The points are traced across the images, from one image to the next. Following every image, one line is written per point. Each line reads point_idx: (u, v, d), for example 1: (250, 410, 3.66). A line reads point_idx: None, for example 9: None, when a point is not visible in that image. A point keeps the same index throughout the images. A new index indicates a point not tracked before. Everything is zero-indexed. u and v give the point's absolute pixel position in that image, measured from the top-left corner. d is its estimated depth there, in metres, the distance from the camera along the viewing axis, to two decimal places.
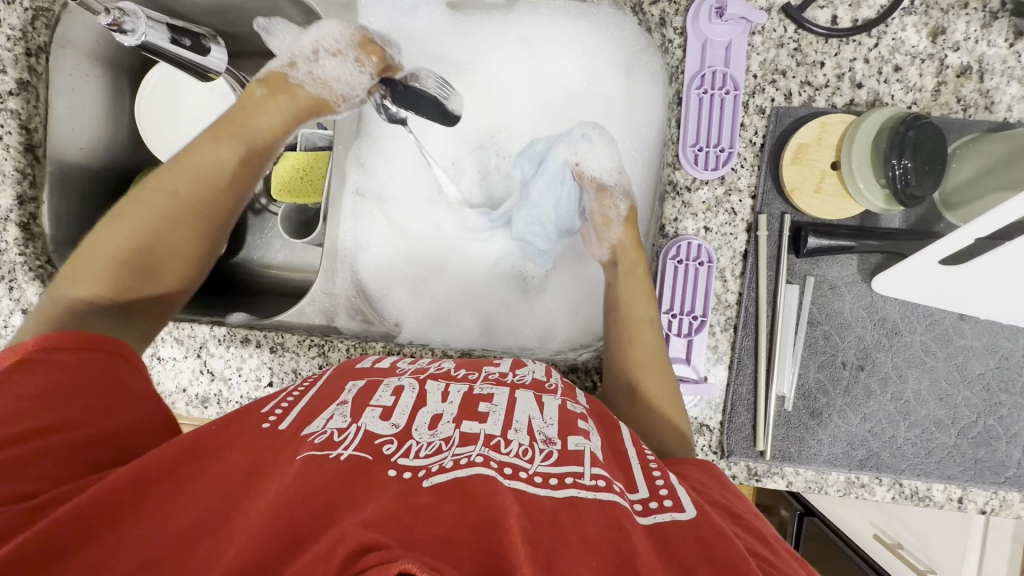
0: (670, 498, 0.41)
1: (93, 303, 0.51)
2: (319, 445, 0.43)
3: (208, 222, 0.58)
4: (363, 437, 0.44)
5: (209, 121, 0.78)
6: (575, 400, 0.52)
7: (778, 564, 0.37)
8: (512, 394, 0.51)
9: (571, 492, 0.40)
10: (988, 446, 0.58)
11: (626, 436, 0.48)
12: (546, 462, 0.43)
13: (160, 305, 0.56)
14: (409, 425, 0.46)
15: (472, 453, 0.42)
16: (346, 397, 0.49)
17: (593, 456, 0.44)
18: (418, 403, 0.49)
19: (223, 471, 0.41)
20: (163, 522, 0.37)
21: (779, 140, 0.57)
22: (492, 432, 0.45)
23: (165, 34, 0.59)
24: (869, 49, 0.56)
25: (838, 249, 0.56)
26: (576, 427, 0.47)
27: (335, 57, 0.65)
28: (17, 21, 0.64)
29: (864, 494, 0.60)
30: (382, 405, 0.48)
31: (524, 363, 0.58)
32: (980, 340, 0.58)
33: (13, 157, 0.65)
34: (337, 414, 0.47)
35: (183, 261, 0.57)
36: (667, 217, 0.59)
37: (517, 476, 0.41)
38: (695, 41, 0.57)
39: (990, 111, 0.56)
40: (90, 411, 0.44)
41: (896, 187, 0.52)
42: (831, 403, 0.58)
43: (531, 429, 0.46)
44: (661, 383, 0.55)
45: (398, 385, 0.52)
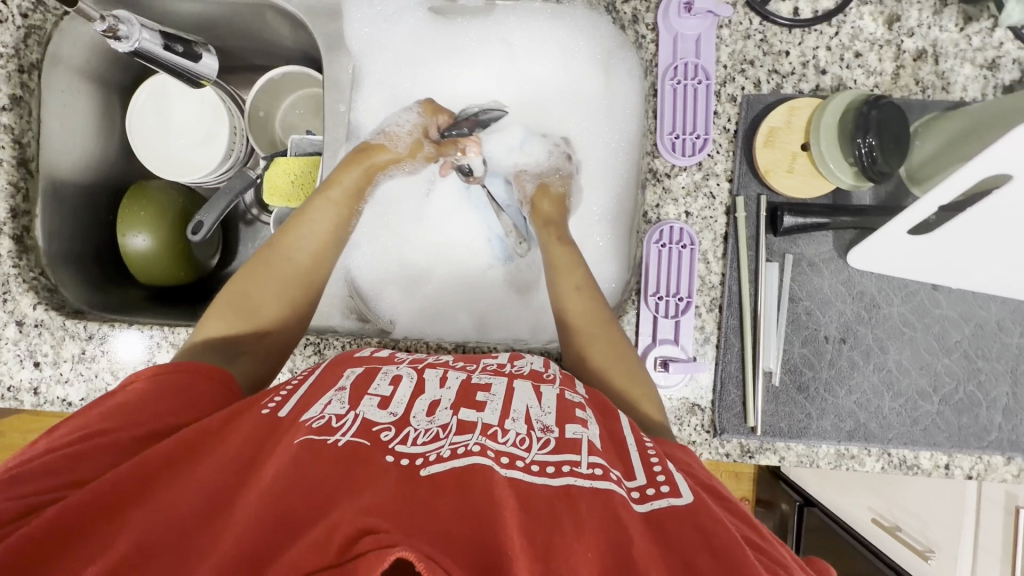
0: (667, 484, 0.42)
1: (209, 349, 0.54)
2: (316, 430, 0.44)
3: (297, 274, 0.61)
4: (361, 424, 0.45)
5: (199, 133, 0.80)
6: (574, 389, 0.52)
7: (769, 550, 0.39)
8: (510, 383, 0.52)
9: (568, 480, 0.41)
10: (970, 412, 0.60)
11: (626, 427, 0.49)
12: (543, 451, 0.44)
13: (263, 350, 0.57)
14: (407, 413, 0.47)
15: (469, 442, 0.43)
16: (344, 384, 0.50)
17: (591, 444, 0.45)
18: (416, 392, 0.50)
19: (224, 462, 0.42)
20: (157, 513, 0.38)
21: (751, 125, 0.60)
22: (490, 421, 0.46)
23: (159, 40, 0.60)
24: (830, 38, 0.60)
25: (814, 226, 0.59)
26: (574, 416, 0.48)
27: (402, 122, 0.72)
28: (9, 39, 0.65)
29: (855, 466, 0.61)
30: (381, 394, 0.49)
31: (520, 354, 0.59)
32: (955, 309, 0.60)
33: (6, 171, 0.65)
34: (335, 400, 0.48)
35: (285, 309, 0.59)
36: (649, 203, 0.62)
37: (514, 465, 0.42)
38: (667, 35, 0.60)
39: (948, 92, 0.59)
40: (161, 427, 0.46)
41: (864, 165, 0.55)
42: (817, 377, 0.60)
43: (529, 417, 0.47)
44: (603, 339, 0.58)
45: (396, 374, 0.52)
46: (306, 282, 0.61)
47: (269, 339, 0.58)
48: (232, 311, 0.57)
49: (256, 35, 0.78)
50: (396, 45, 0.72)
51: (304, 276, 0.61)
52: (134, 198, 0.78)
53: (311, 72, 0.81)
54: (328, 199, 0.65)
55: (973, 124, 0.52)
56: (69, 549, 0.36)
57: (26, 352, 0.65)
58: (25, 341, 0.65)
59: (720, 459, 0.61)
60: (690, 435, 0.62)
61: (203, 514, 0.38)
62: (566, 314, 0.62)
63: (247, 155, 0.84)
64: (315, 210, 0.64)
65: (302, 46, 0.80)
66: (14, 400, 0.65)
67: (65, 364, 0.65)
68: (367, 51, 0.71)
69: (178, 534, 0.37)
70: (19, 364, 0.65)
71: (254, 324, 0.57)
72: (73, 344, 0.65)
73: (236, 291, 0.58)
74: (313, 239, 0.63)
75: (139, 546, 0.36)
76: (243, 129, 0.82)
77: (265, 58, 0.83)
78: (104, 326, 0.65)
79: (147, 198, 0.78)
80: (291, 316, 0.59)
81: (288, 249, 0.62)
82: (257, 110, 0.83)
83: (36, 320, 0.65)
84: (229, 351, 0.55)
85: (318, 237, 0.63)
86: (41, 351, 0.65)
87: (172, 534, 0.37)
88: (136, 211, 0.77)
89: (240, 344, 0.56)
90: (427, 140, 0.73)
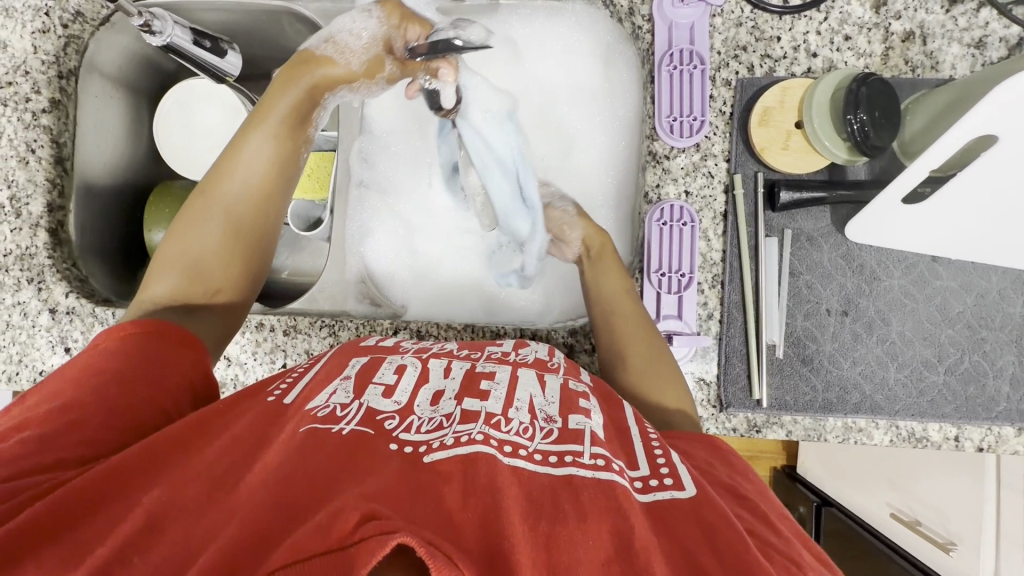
0: (670, 476, 0.44)
1: (162, 309, 0.56)
2: (322, 419, 0.46)
3: (239, 220, 0.61)
4: (365, 413, 0.47)
5: (220, 137, 0.84)
6: (578, 378, 0.54)
7: (777, 546, 0.40)
8: (514, 370, 0.53)
9: (570, 470, 0.43)
10: (977, 381, 0.60)
11: (631, 417, 0.51)
12: (546, 441, 0.45)
13: (221, 306, 0.60)
14: (410, 402, 0.49)
15: (472, 431, 0.44)
16: (349, 373, 0.52)
17: (593, 435, 0.45)
18: (420, 379, 0.52)
19: (224, 446, 0.44)
20: (165, 493, 0.40)
21: (746, 107, 0.62)
22: (493, 410, 0.47)
23: (189, 36, 0.64)
24: (819, 23, 0.62)
25: (811, 201, 0.60)
26: (576, 406, 0.49)
27: (354, 32, 0.66)
28: (51, 47, 0.71)
29: (863, 439, 0.61)
30: (385, 383, 0.51)
31: (526, 343, 0.61)
32: (956, 280, 0.61)
33: (45, 168, 0.70)
34: (340, 390, 0.50)
35: (235, 262, 0.61)
36: (649, 184, 0.64)
37: (517, 453, 0.43)
38: (662, 25, 0.63)
39: (936, 70, 0.61)
40: (145, 392, 0.49)
41: (857, 141, 0.57)
42: (821, 349, 0.61)
43: (532, 407, 0.48)
44: (647, 347, 0.59)
45: (400, 364, 0.54)
46: (252, 228, 0.62)
47: (222, 294, 0.60)
48: (178, 267, 0.58)
49: (274, 42, 0.83)
50: None
51: (246, 222, 0.61)
52: (159, 197, 0.83)
53: None
54: (261, 132, 0.62)
55: (956, 98, 0.55)
56: (78, 526, 0.38)
57: (57, 339, 0.68)
58: (57, 328, 0.68)
59: (727, 434, 0.62)
60: (696, 410, 0.62)
61: (209, 493, 0.41)
62: (610, 314, 0.61)
63: None
64: (249, 144, 0.61)
65: None
66: None
67: None
68: None
69: (181, 513, 0.39)
70: (50, 350, 0.68)
71: (201, 278, 0.59)
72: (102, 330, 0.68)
73: (179, 243, 0.59)
74: (253, 177, 0.62)
75: (139, 524, 0.38)
76: None
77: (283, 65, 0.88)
78: None
79: (171, 197, 0.83)
80: (242, 269, 0.61)
81: (226, 192, 0.61)
82: None
83: (68, 307, 0.68)
84: (182, 306, 0.58)
85: (253, 181, 0.62)
86: (72, 336, 0.68)
87: (179, 511, 0.39)
88: (161, 209, 0.82)
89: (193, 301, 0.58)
90: (388, 57, 0.67)
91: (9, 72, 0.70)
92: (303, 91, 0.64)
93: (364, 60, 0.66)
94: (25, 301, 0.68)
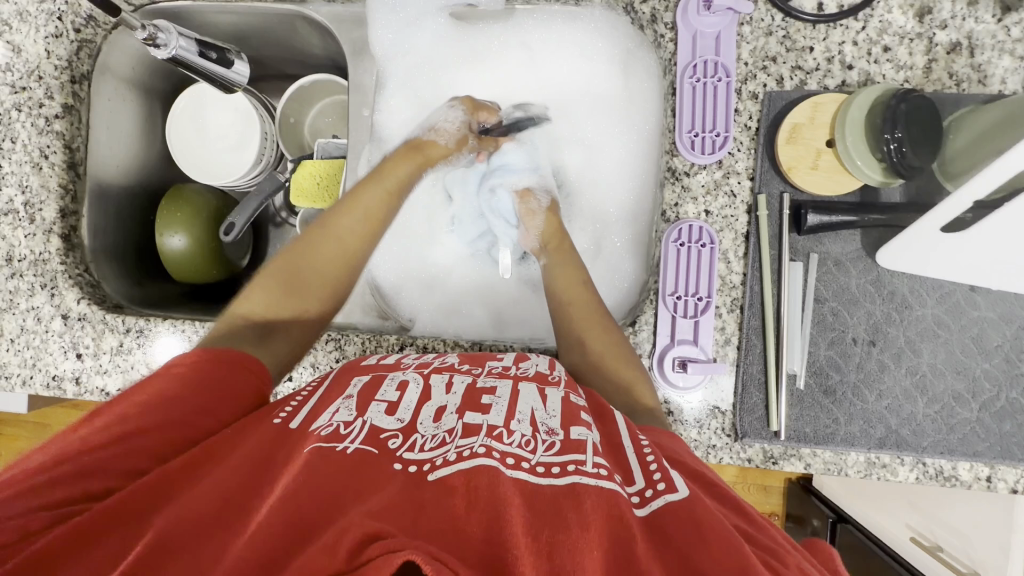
0: (663, 481, 0.42)
1: (245, 324, 0.56)
2: (326, 437, 0.45)
3: (338, 263, 0.62)
4: (369, 430, 0.46)
5: (233, 138, 0.84)
6: (577, 391, 0.52)
7: (768, 543, 0.39)
8: (514, 385, 0.52)
9: (573, 479, 0.40)
10: (1014, 419, 0.57)
11: (622, 429, 0.47)
12: (548, 453, 0.43)
13: (294, 339, 0.58)
14: (415, 419, 0.47)
15: (474, 444, 0.43)
16: (351, 392, 0.51)
17: (595, 446, 0.44)
18: (423, 398, 0.50)
19: (241, 462, 0.43)
20: (181, 508, 0.39)
21: (773, 122, 0.59)
22: (494, 423, 0.45)
23: (194, 48, 0.62)
24: (857, 32, 0.58)
25: (841, 225, 0.57)
26: (579, 418, 0.47)
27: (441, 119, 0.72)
28: (63, 52, 0.70)
29: (887, 475, 0.58)
30: (388, 400, 0.49)
31: (527, 357, 0.59)
32: (995, 311, 0.57)
33: (58, 174, 0.70)
34: (342, 408, 0.48)
35: (319, 299, 0.61)
36: (668, 202, 0.61)
37: (519, 466, 0.41)
38: (686, 34, 0.60)
39: (984, 85, 0.57)
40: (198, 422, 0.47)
41: (892, 160, 0.53)
42: (845, 380, 0.58)
43: (534, 420, 0.46)
44: (604, 338, 0.60)
45: (402, 380, 0.52)
46: (344, 271, 0.62)
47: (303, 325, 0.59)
48: (272, 289, 0.59)
49: (288, 43, 0.81)
50: (418, 50, 0.73)
51: (347, 266, 0.63)
52: (171, 201, 0.82)
53: (339, 79, 0.84)
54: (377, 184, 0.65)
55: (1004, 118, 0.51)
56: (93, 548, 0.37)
57: (70, 344, 0.68)
58: (70, 333, 0.68)
59: (742, 464, 0.59)
60: (710, 439, 0.60)
61: (220, 511, 0.39)
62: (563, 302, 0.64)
63: (277, 159, 0.87)
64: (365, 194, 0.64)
65: (330, 54, 0.83)
66: (58, 390, 0.69)
67: (105, 356, 0.68)
68: (390, 56, 0.72)
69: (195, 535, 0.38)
70: (63, 355, 0.68)
71: (288, 304, 0.59)
72: (112, 337, 0.68)
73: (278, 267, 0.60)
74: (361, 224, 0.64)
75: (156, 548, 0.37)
76: (273, 134, 0.86)
77: (295, 66, 0.86)
78: (140, 320, 0.68)
79: (183, 200, 0.82)
80: (324, 305, 0.61)
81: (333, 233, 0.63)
82: (287, 116, 0.86)
83: (79, 313, 0.68)
84: (262, 329, 0.56)
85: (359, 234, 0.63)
86: (84, 343, 0.68)
87: (192, 528, 0.38)
88: (172, 212, 0.82)
89: (274, 323, 0.57)
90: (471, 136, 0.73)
91: (24, 78, 0.70)
92: (423, 159, 0.69)
93: (455, 138, 0.72)
94: (39, 306, 0.69)
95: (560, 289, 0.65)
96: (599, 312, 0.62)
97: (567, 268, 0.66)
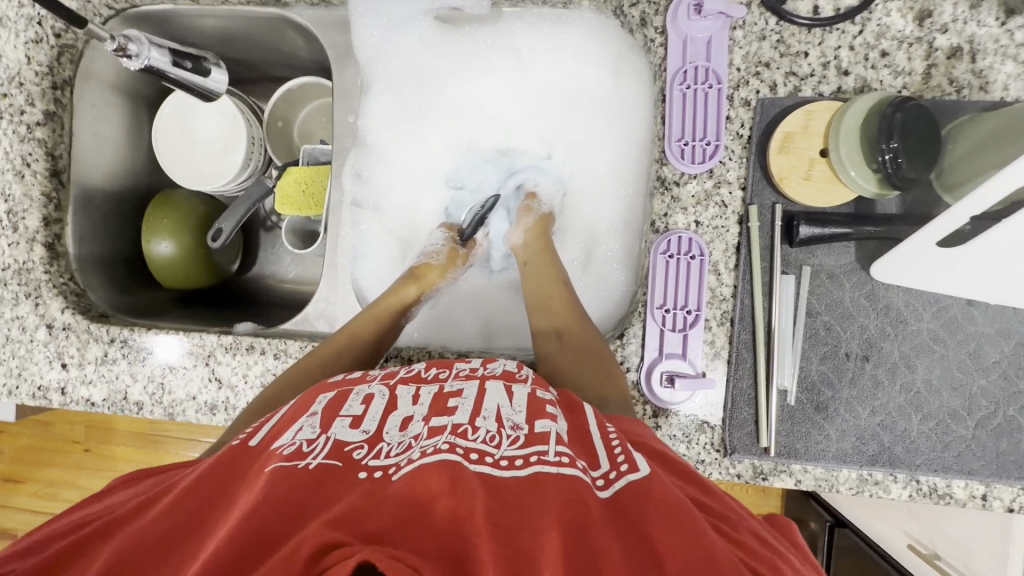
0: (626, 462, 0.41)
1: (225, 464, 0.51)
2: (287, 456, 0.41)
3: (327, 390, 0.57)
4: (332, 446, 0.43)
5: (219, 142, 0.82)
6: (545, 388, 0.50)
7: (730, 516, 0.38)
8: (481, 384, 0.49)
9: (535, 468, 0.39)
10: (1010, 437, 0.55)
11: (592, 419, 0.46)
12: (512, 446, 0.41)
13: None
14: (381, 429, 0.45)
15: (437, 442, 0.41)
16: (316, 409, 0.48)
17: (559, 436, 0.42)
18: (388, 408, 0.48)
19: (197, 487, 0.41)
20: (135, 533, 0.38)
21: (766, 130, 0.57)
22: (459, 421, 0.44)
23: (168, 58, 0.62)
24: (854, 37, 0.56)
25: (835, 237, 0.56)
26: (543, 411, 0.45)
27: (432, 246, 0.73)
28: (44, 58, 0.69)
29: (880, 492, 0.57)
30: (352, 414, 0.47)
31: (494, 357, 0.56)
32: (993, 326, 0.55)
33: (40, 182, 0.69)
34: (307, 426, 0.45)
35: None
36: (657, 212, 0.59)
37: (483, 461, 0.40)
38: (676, 39, 0.58)
39: (986, 91, 0.55)
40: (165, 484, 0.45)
41: (888, 172, 0.52)
42: (837, 396, 0.57)
43: (498, 417, 0.44)
44: (581, 328, 0.60)
45: (367, 394, 0.49)
46: None
47: None
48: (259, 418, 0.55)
49: (274, 46, 0.80)
50: (404, 55, 0.71)
51: None
52: (158, 207, 0.82)
53: (325, 82, 0.83)
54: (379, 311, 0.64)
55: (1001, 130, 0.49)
56: None
57: (54, 354, 0.68)
58: (54, 343, 0.68)
59: (731, 480, 0.58)
60: (698, 454, 0.59)
61: (174, 532, 0.38)
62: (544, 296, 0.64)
63: (264, 163, 0.86)
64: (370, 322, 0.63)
65: (317, 57, 0.81)
66: (44, 399, 0.68)
67: (90, 366, 0.68)
68: (374, 59, 0.71)
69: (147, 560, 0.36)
70: (48, 365, 0.68)
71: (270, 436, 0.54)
72: (97, 347, 0.68)
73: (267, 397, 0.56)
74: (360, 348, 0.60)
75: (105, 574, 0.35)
76: (261, 138, 0.84)
77: (283, 69, 0.85)
78: (125, 330, 0.68)
79: (170, 207, 0.82)
80: None
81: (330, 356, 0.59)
82: (276, 119, 0.85)
83: (64, 323, 0.68)
84: None
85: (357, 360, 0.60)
86: (69, 352, 0.68)
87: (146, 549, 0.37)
88: (159, 218, 0.81)
89: None
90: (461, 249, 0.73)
91: (5, 84, 0.69)
92: (419, 288, 0.68)
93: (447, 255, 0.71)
94: (23, 316, 0.68)
95: (539, 284, 0.65)
96: (572, 303, 0.63)
97: (546, 270, 0.67)
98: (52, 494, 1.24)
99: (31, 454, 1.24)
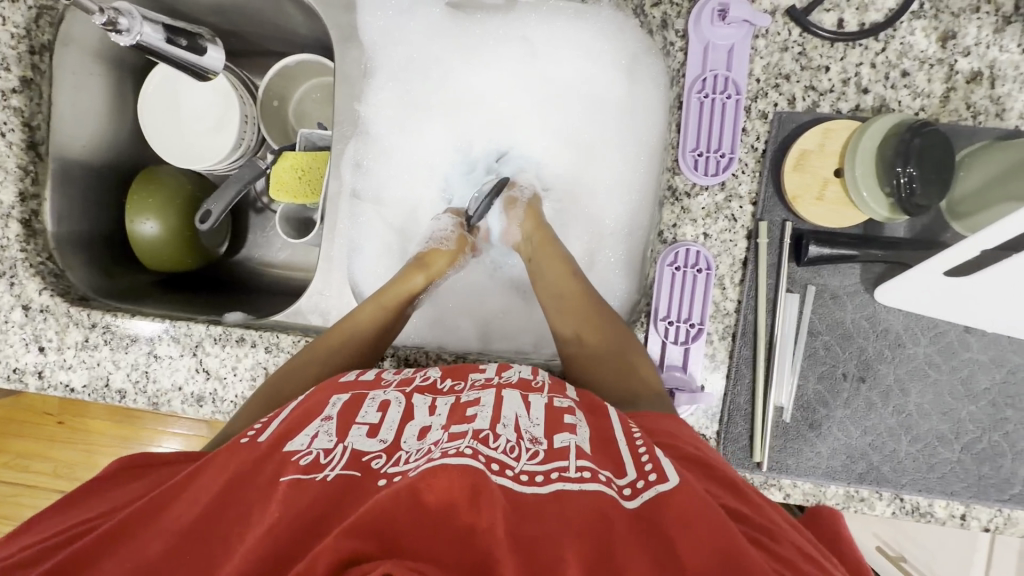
0: (654, 470, 0.39)
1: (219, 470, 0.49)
2: (304, 468, 0.40)
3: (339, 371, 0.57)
4: (351, 455, 0.41)
5: (212, 118, 0.78)
6: (563, 395, 0.47)
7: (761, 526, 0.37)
8: (498, 393, 0.47)
9: (558, 485, 0.37)
10: (993, 462, 0.57)
11: (615, 423, 0.44)
12: (532, 461, 0.39)
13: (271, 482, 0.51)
14: (398, 440, 0.43)
15: (460, 445, 0.38)
16: (330, 414, 0.46)
17: (579, 449, 0.40)
18: (405, 417, 0.46)
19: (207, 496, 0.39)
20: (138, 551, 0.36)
21: (782, 145, 0.56)
22: (480, 427, 0.41)
23: (161, 34, 0.58)
24: (876, 54, 0.55)
25: (840, 258, 0.55)
26: (562, 424, 0.43)
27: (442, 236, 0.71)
28: (21, 19, 0.64)
29: (864, 508, 0.58)
30: (368, 423, 0.45)
31: (509, 366, 0.53)
32: (986, 353, 0.56)
33: (16, 154, 0.65)
34: (322, 433, 0.43)
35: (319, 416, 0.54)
36: (665, 222, 0.58)
37: (503, 473, 0.37)
38: (696, 45, 0.56)
39: (1002, 119, 0.55)
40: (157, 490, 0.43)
41: (901, 196, 0.51)
42: (831, 415, 0.57)
43: (518, 427, 0.42)
44: (592, 322, 0.59)
45: (384, 399, 0.48)
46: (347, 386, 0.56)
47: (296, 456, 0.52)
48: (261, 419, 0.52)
49: (271, 21, 0.76)
50: (411, 42, 0.69)
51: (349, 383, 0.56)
52: (144, 184, 0.78)
53: (326, 61, 0.79)
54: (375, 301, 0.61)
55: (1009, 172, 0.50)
56: None
57: (31, 337, 0.65)
58: (31, 325, 0.64)
59: None
60: None
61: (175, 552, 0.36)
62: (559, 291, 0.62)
63: (257, 144, 0.82)
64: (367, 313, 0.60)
65: (317, 34, 0.77)
66: (19, 382, 0.65)
67: (69, 352, 0.65)
68: (380, 44, 0.68)
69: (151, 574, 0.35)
70: (24, 348, 0.65)
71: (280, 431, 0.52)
72: (77, 331, 0.65)
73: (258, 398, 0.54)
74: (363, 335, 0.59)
75: None
76: (254, 117, 0.80)
77: (280, 44, 0.81)
78: (107, 315, 0.65)
79: (156, 184, 0.78)
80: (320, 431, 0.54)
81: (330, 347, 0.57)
82: (271, 98, 0.82)
83: (41, 305, 0.64)
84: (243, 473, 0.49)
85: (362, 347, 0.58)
86: (46, 336, 0.65)
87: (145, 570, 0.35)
88: (144, 196, 0.77)
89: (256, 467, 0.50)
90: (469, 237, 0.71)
91: None
92: (427, 276, 0.65)
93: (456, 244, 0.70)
94: None
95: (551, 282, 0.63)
96: (581, 293, 0.61)
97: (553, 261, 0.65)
98: (24, 465, 1.20)
99: (3, 425, 1.20)
